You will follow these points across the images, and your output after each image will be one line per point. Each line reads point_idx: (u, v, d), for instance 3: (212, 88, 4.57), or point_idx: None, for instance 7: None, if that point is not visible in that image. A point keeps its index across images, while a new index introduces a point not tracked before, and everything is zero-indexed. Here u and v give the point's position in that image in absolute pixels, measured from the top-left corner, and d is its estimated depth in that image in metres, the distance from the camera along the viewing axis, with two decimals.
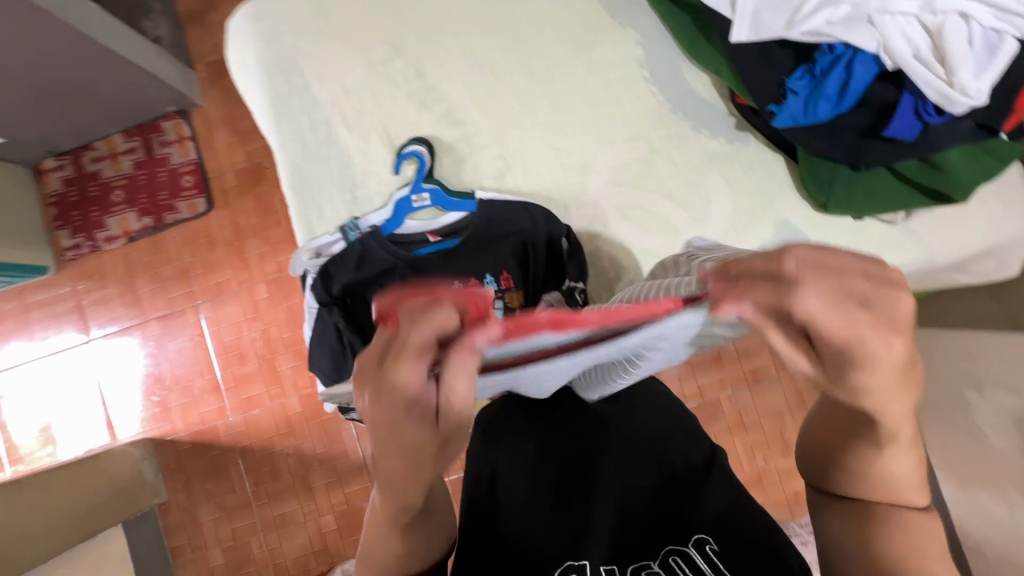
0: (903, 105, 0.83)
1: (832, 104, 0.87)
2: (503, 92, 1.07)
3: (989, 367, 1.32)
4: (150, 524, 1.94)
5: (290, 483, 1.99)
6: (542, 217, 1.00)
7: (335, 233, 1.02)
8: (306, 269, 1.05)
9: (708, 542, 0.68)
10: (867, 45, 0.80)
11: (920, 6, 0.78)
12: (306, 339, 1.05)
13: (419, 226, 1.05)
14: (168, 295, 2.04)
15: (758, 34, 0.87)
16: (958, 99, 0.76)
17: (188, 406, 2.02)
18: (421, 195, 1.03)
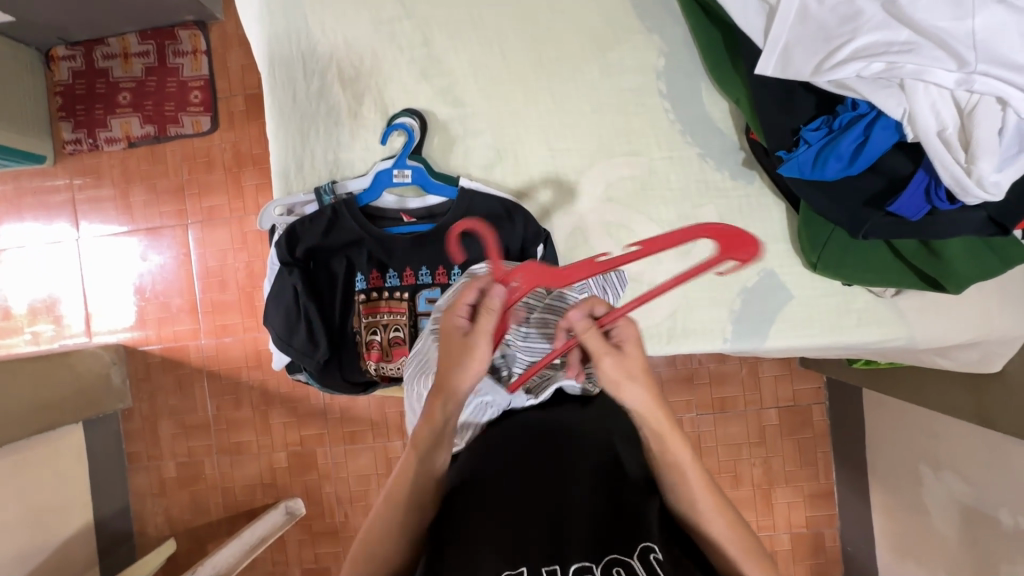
0: (915, 181, 0.77)
1: (843, 164, 0.81)
2: (509, 78, 1.01)
3: (947, 450, 1.31)
4: (110, 426, 2.02)
5: (251, 415, 2.03)
6: (520, 218, 0.97)
7: (309, 194, 1.00)
8: (274, 224, 1.03)
9: (652, 550, 0.59)
10: (889, 110, 0.74)
11: (956, 81, 0.69)
12: (265, 293, 1.04)
13: (397, 204, 1.02)
14: (161, 208, 2.03)
15: (784, 71, 0.81)
16: (972, 189, 0.71)
17: (164, 322, 2.04)
18: (403, 171, 0.99)
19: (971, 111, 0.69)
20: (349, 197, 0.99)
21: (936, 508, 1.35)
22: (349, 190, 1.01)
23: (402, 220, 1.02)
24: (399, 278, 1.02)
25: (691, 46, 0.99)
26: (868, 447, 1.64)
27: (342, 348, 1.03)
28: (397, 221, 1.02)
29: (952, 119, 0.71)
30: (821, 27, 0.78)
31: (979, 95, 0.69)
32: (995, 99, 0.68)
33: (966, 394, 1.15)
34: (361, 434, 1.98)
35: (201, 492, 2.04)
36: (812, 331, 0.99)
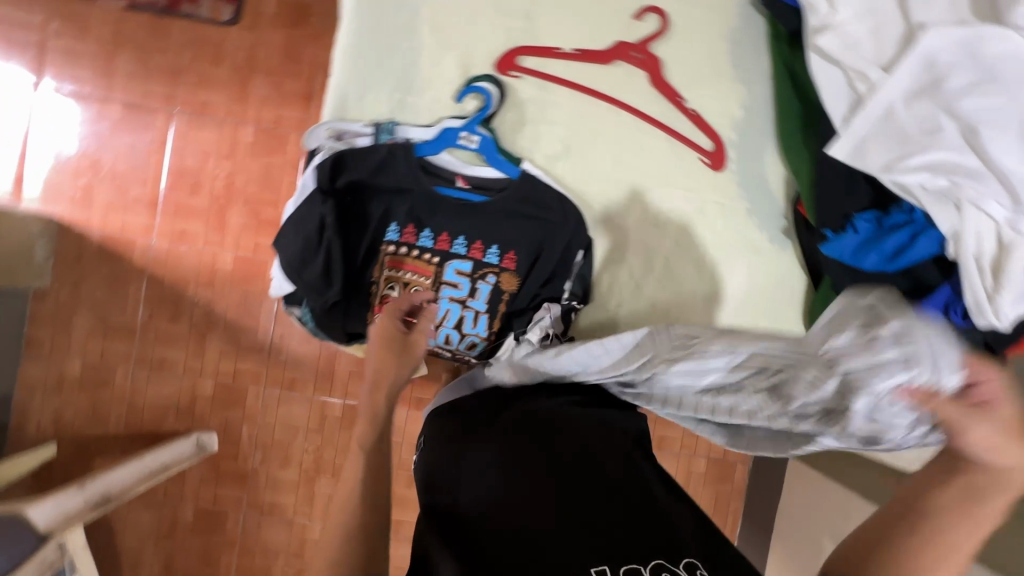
0: (940, 292, 0.86)
1: (881, 259, 0.89)
2: (596, 81, 1.01)
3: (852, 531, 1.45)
4: (17, 303, 1.78)
5: (185, 333, 1.86)
6: (573, 219, 0.97)
7: (366, 126, 0.95)
8: (319, 147, 0.96)
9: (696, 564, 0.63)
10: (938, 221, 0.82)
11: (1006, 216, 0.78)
12: (283, 214, 0.96)
13: (453, 164, 0.97)
14: (147, 86, 1.83)
15: (856, 161, 0.87)
16: (986, 315, 0.79)
17: (114, 208, 1.83)
18: (470, 136, 0.96)
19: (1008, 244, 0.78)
20: (409, 143, 0.94)
21: None
22: (409, 136, 0.96)
23: (455, 182, 0.97)
24: (432, 240, 0.98)
25: (769, 109, 1.03)
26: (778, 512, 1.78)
27: (353, 293, 0.98)
28: (450, 180, 0.97)
29: (989, 246, 0.79)
30: (901, 131, 0.84)
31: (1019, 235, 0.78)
32: None
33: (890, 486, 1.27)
34: (302, 383, 1.88)
35: (104, 401, 1.85)
36: None
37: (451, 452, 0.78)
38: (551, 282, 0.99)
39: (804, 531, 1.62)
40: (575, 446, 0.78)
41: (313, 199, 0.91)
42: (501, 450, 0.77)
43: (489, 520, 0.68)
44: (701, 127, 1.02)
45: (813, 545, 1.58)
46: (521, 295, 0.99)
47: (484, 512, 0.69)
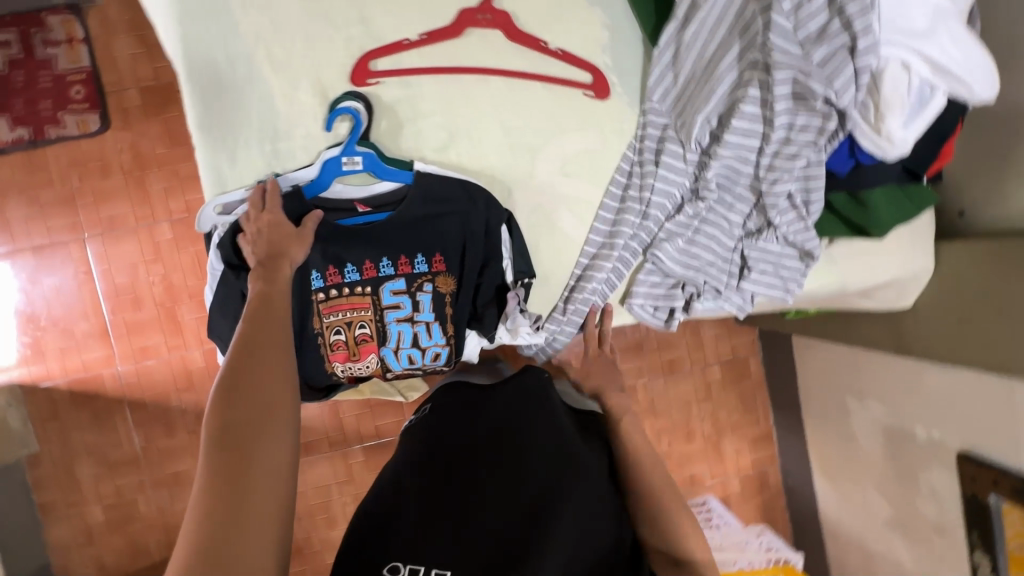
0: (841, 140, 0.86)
1: None
2: (455, 57, 0.97)
3: (868, 381, 1.48)
4: (15, 477, 1.75)
5: (187, 440, 1.85)
6: (483, 201, 0.95)
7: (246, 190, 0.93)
8: (213, 226, 0.96)
9: None
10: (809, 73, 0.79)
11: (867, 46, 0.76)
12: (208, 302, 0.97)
13: (349, 193, 0.96)
14: (48, 223, 1.77)
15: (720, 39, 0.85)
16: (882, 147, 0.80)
17: (68, 351, 1.80)
18: (353, 159, 0.93)
19: (880, 75, 0.76)
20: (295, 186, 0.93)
21: (861, 432, 1.55)
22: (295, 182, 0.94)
23: (357, 209, 0.97)
24: (358, 273, 0.96)
25: (631, 19, 1.00)
26: (800, 387, 1.81)
27: (306, 350, 0.98)
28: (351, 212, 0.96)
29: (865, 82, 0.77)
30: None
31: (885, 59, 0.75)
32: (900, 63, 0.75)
33: (882, 326, 1.28)
34: (316, 444, 1.87)
35: (138, 533, 1.84)
36: None
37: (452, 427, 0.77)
38: (485, 269, 0.99)
39: (829, 396, 1.66)
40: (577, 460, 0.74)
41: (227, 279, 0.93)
42: (502, 437, 0.74)
43: (470, 498, 0.66)
44: (573, 62, 0.99)
45: (841, 406, 1.61)
46: (461, 292, 0.98)
47: (467, 489, 0.67)
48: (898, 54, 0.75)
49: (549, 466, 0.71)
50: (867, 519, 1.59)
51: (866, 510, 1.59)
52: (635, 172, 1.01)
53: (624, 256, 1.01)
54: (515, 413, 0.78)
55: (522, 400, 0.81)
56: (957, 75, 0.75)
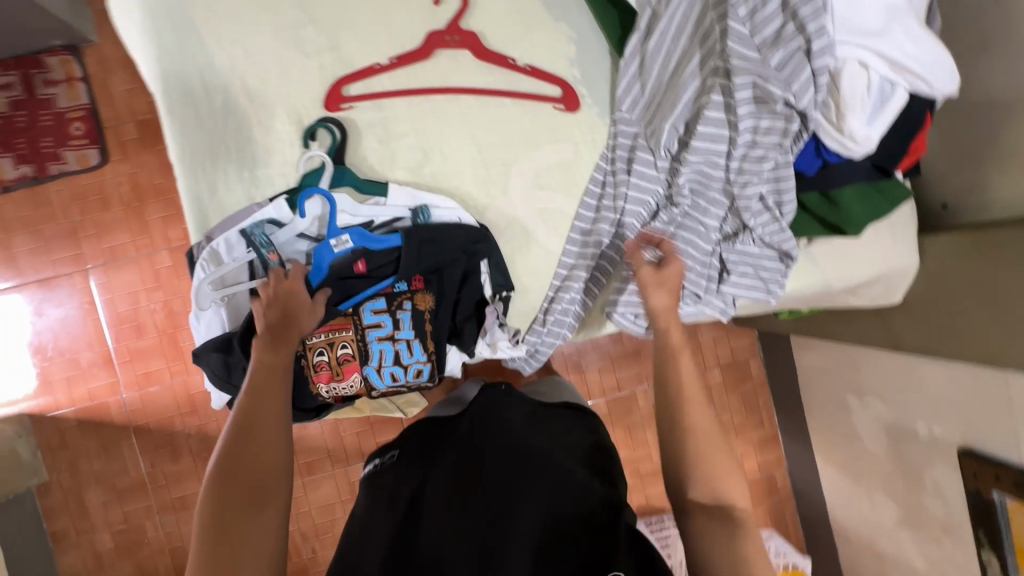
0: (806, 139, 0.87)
1: None
2: (426, 79, 1.00)
3: (867, 379, 1.46)
4: (27, 507, 1.79)
5: (192, 464, 1.87)
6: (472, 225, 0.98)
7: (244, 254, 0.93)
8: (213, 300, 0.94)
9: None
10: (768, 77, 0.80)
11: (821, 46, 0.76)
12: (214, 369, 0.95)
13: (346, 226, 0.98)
14: (52, 256, 1.81)
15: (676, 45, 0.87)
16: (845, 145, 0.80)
17: (74, 380, 1.83)
18: (341, 239, 0.93)
19: (840, 73, 0.76)
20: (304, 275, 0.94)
21: (864, 431, 1.52)
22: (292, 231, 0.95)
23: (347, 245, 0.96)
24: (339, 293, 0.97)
25: (596, 32, 1.02)
26: (801, 387, 1.78)
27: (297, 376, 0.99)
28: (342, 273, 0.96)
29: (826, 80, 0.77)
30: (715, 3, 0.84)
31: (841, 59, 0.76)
32: (856, 61, 0.76)
33: (875, 324, 1.26)
34: (319, 464, 1.88)
35: (146, 558, 1.86)
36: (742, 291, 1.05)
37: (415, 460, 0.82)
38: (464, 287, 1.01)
39: (830, 395, 1.63)
40: (535, 457, 0.78)
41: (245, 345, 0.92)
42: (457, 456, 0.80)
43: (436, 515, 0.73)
44: (541, 77, 1.01)
45: (842, 405, 1.59)
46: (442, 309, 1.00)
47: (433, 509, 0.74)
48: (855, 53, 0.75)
49: (504, 469, 0.77)
50: (875, 521, 1.55)
51: (874, 511, 1.55)
52: (607, 182, 1.02)
53: (600, 266, 1.02)
54: (468, 433, 0.84)
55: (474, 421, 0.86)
56: (914, 71, 0.74)
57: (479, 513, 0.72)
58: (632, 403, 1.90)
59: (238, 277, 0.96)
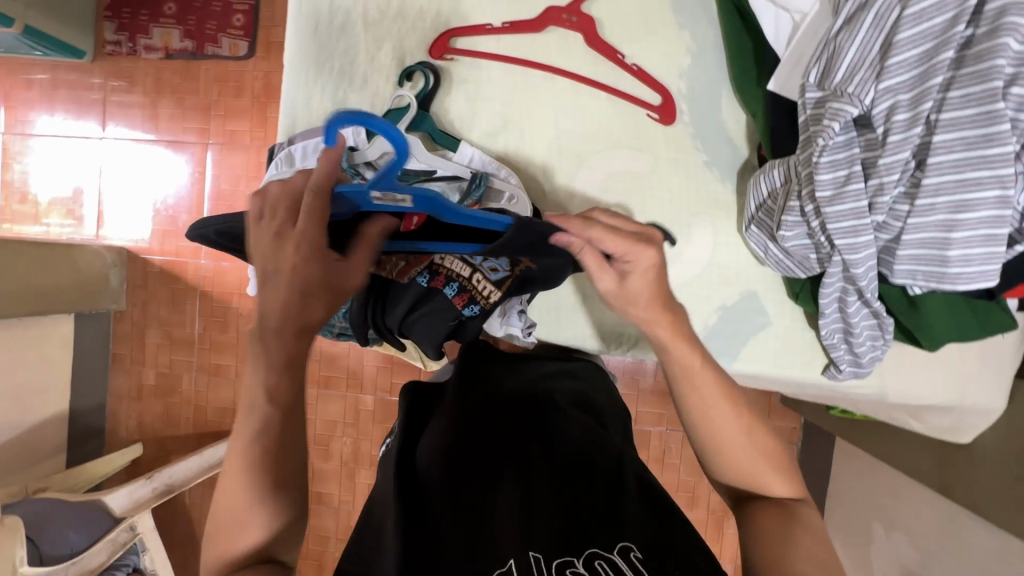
0: None
1: None
2: (531, 51, 0.99)
3: (902, 512, 1.30)
4: (102, 324, 2.07)
5: (234, 341, 2.06)
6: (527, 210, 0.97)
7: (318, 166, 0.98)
8: None
9: (632, 549, 0.60)
10: (896, 165, 0.69)
11: (958, 154, 0.65)
12: None
13: None
14: (185, 124, 2.04)
15: (783, 88, 0.83)
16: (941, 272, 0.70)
17: (169, 235, 2.08)
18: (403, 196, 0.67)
19: (969, 194, 0.65)
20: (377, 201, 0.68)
21: (878, 565, 1.37)
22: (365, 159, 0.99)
23: None
24: None
25: (718, 50, 0.96)
26: (829, 492, 1.62)
27: None
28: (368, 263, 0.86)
29: (948, 198, 0.67)
30: (882, 43, 0.70)
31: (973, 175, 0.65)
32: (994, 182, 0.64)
33: (930, 460, 1.11)
34: (335, 381, 2.00)
35: (175, 405, 2.10)
36: (784, 366, 0.96)
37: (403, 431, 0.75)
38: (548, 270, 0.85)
39: (856, 514, 1.48)
40: (535, 434, 0.73)
41: None
42: (452, 424, 0.72)
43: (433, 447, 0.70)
44: (645, 81, 0.97)
45: (866, 531, 1.43)
46: (533, 282, 0.87)
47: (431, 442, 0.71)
48: (997, 181, 0.64)
49: (510, 424, 0.74)
50: None
51: None
52: (766, 201, 0.88)
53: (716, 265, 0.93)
54: (462, 403, 0.76)
55: (476, 393, 0.79)
56: None
57: (484, 457, 0.69)
58: (642, 439, 1.82)
59: None
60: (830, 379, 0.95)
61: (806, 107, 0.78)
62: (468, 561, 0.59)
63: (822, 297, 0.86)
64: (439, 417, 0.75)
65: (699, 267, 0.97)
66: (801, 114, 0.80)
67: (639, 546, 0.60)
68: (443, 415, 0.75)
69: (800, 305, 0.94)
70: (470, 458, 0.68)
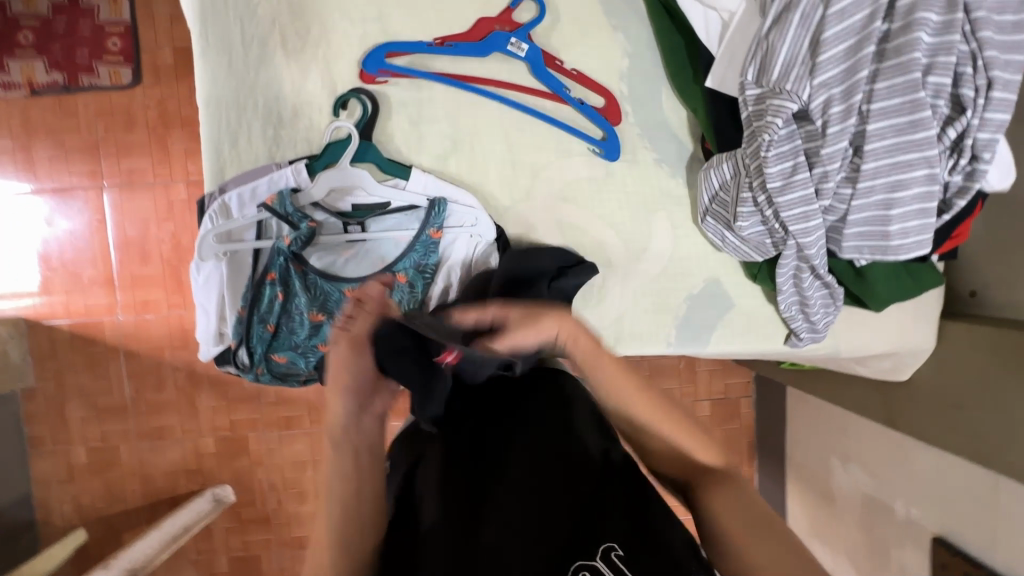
0: None
1: None
2: (469, 67, 0.96)
3: (855, 445, 1.45)
4: (9, 407, 1.82)
5: (174, 398, 1.89)
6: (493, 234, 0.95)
7: (260, 212, 0.91)
8: (216, 255, 0.92)
9: (614, 548, 0.61)
10: (838, 154, 0.75)
11: (890, 140, 0.72)
12: (212, 318, 0.95)
13: (364, 200, 0.96)
14: (70, 168, 1.81)
15: (720, 85, 0.87)
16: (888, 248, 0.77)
17: (74, 294, 1.85)
18: (520, 43, 0.93)
19: (901, 175, 0.73)
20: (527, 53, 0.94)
21: (840, 495, 1.52)
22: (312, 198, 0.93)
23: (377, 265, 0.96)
24: (341, 291, 0.95)
25: (653, 49, 0.98)
26: (787, 436, 1.77)
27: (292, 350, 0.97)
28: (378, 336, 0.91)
29: (885, 180, 0.74)
30: (809, 41, 0.75)
31: (905, 157, 0.72)
32: (923, 161, 0.71)
33: (876, 398, 1.24)
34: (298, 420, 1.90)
35: (117, 479, 1.90)
36: (753, 343, 1.02)
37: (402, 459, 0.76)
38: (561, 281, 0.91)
39: (815, 453, 1.63)
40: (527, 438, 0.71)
41: (250, 307, 0.93)
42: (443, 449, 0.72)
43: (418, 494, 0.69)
44: (587, 86, 0.97)
45: (826, 465, 1.58)
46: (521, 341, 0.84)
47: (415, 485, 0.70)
48: (926, 162, 0.71)
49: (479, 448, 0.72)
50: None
51: None
52: (719, 194, 0.93)
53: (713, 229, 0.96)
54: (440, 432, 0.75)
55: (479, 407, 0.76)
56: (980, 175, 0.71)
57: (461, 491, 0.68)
58: None
59: (244, 234, 0.94)
60: (791, 347, 1.02)
61: (747, 104, 0.82)
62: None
63: (778, 276, 0.92)
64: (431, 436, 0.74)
65: (664, 262, 1.01)
66: (744, 110, 0.84)
67: (620, 543, 0.61)
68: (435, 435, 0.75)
69: (758, 284, 1.00)
70: (454, 488, 0.68)
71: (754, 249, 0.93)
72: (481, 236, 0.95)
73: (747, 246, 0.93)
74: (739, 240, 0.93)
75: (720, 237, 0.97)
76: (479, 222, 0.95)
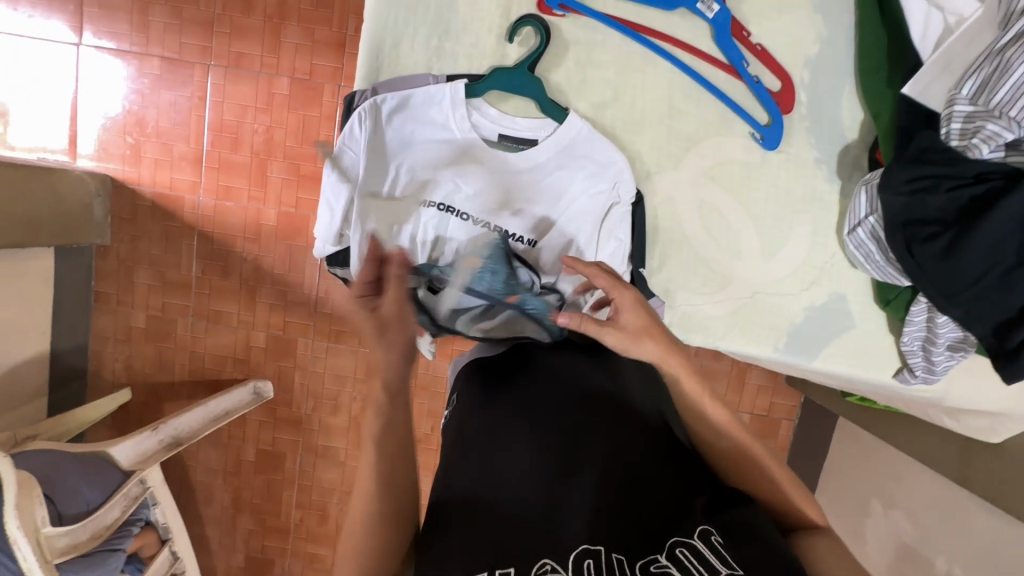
0: None
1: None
2: (653, 17, 0.90)
3: (904, 492, 1.42)
4: (84, 260, 1.88)
5: (237, 287, 1.93)
6: (631, 196, 0.92)
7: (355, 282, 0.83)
8: (357, 156, 0.91)
9: (713, 533, 0.67)
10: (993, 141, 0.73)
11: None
12: (337, 217, 0.94)
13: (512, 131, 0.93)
14: (183, 38, 1.79)
15: (923, 94, 0.82)
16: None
17: (162, 165, 1.87)
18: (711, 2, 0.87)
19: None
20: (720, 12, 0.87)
21: (871, 538, 1.51)
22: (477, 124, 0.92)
23: None
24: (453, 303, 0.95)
25: (848, 41, 0.91)
26: (825, 468, 1.75)
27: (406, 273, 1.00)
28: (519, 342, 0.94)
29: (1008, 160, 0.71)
30: None
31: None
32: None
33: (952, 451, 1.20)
34: (348, 335, 1.93)
35: (168, 351, 1.97)
36: (859, 368, 0.99)
37: (483, 406, 0.81)
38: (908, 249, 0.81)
39: (854, 490, 1.61)
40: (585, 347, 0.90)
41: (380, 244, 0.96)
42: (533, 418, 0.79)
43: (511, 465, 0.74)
44: (768, 64, 0.91)
45: (863, 505, 1.56)
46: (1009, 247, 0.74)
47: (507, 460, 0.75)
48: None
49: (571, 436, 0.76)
50: None
51: None
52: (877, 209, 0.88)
53: (860, 247, 0.92)
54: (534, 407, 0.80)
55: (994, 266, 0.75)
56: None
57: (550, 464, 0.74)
58: None
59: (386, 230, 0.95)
60: (901, 383, 0.99)
61: (953, 120, 0.77)
62: (545, 549, 0.66)
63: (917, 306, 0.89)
64: (517, 404, 0.80)
65: (792, 266, 0.98)
66: (945, 126, 0.79)
67: (718, 531, 0.67)
68: (516, 409, 0.80)
69: (886, 310, 0.96)
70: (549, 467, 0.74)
71: (894, 274, 0.89)
72: (619, 199, 0.93)
73: (884, 267, 0.90)
74: (882, 259, 0.89)
75: (859, 256, 0.93)
76: (621, 181, 0.92)
